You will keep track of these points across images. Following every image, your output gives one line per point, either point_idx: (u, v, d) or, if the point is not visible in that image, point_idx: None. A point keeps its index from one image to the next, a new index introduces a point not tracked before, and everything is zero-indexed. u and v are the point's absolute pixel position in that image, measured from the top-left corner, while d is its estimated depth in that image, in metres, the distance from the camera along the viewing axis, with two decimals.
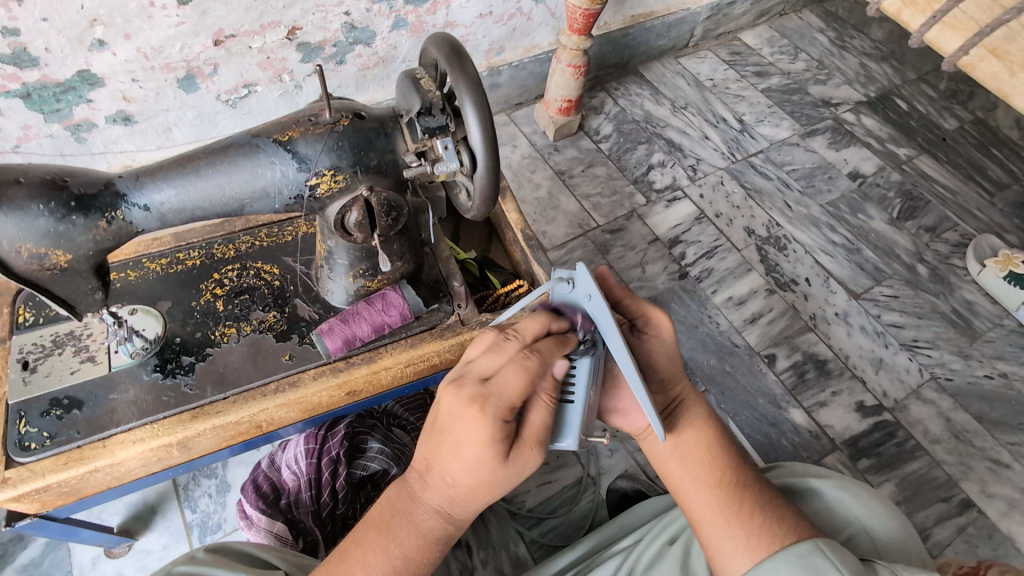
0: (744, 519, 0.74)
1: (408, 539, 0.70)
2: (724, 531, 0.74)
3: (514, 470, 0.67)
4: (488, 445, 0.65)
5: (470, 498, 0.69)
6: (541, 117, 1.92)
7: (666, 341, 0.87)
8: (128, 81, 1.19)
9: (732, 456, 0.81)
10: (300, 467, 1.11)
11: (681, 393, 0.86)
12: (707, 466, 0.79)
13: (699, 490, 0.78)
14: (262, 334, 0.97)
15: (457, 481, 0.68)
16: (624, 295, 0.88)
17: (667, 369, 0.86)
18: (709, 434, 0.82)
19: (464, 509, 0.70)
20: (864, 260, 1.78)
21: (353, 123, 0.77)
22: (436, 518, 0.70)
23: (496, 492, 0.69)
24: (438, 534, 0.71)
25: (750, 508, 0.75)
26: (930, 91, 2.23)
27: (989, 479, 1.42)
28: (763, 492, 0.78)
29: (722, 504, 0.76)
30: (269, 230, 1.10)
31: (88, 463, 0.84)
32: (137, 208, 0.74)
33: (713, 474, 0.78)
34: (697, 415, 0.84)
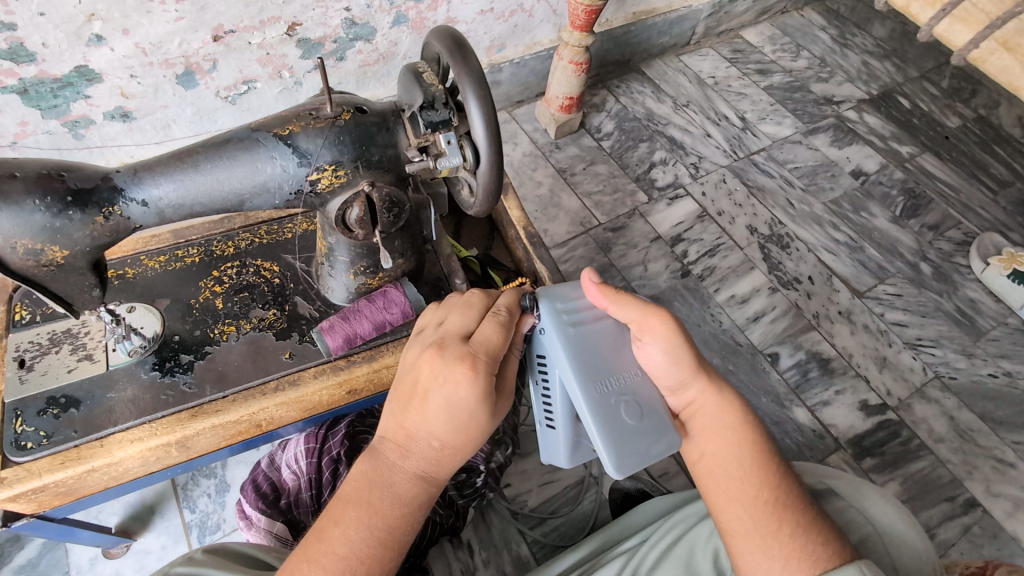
0: (779, 541, 0.67)
1: (396, 507, 0.68)
2: (759, 549, 0.68)
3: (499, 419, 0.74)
4: (480, 400, 0.69)
5: (455, 458, 0.71)
6: (543, 114, 1.91)
7: (667, 349, 0.77)
8: (127, 76, 1.18)
9: (774, 470, 0.73)
10: (300, 467, 1.09)
11: (706, 396, 0.79)
12: (742, 479, 0.72)
13: (731, 503, 0.72)
14: (262, 332, 0.96)
15: (451, 442, 0.70)
16: (613, 301, 0.79)
17: (680, 372, 0.78)
18: (745, 441, 0.75)
19: (449, 469, 0.72)
20: (867, 258, 1.78)
21: (354, 117, 0.76)
22: (419, 485, 0.70)
23: (477, 446, 0.73)
24: (422, 500, 0.70)
25: (791, 529, 0.68)
26: (932, 90, 2.22)
27: (994, 479, 1.41)
28: (806, 515, 0.70)
29: (753, 522, 0.69)
30: (269, 228, 1.10)
31: (85, 463, 0.83)
32: (135, 203, 0.73)
33: (747, 490, 0.71)
34: (728, 419, 0.77)
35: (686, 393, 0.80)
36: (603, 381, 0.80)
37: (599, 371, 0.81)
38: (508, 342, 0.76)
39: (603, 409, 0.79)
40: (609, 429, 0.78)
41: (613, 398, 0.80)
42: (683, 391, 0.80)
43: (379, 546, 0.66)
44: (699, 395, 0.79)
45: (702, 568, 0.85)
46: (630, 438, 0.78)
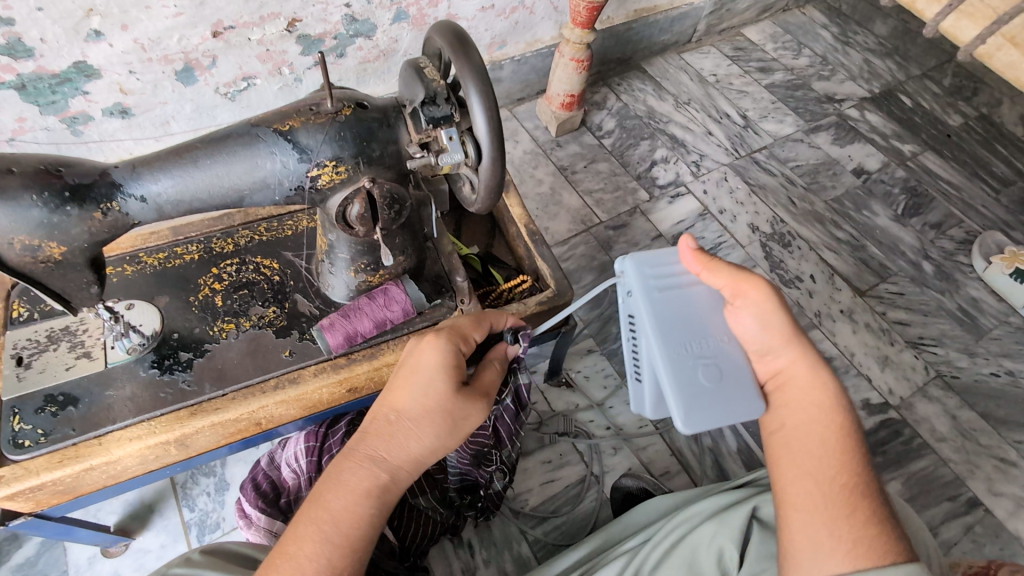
0: (839, 522, 0.64)
1: (344, 486, 0.69)
2: (824, 526, 0.64)
3: (462, 406, 0.75)
4: (436, 366, 0.75)
5: (412, 436, 0.73)
6: (544, 112, 1.90)
7: (761, 316, 0.78)
8: (126, 72, 1.17)
9: (859, 461, 0.69)
10: (300, 466, 1.06)
11: (796, 365, 0.77)
12: (821, 456, 0.69)
13: (801, 478, 0.68)
14: (261, 330, 0.96)
15: (404, 413, 0.73)
16: (705, 268, 0.82)
17: (772, 337, 0.78)
18: (831, 425, 0.71)
19: (403, 451, 0.72)
20: (869, 256, 1.77)
21: (355, 113, 0.75)
22: (374, 468, 0.70)
23: (437, 427, 0.73)
24: (373, 483, 0.70)
25: (863, 517, 0.64)
26: (934, 88, 2.21)
27: (996, 478, 1.41)
28: (883, 509, 0.65)
29: (820, 499, 0.66)
30: (269, 225, 1.09)
31: (83, 461, 0.83)
32: (134, 199, 0.72)
33: (824, 469, 0.68)
34: (819, 398, 0.74)
35: (773, 361, 0.79)
36: (685, 344, 0.85)
37: (683, 336, 0.85)
38: (478, 328, 0.84)
39: (681, 368, 0.84)
40: (685, 389, 0.83)
41: (693, 359, 0.84)
42: (770, 359, 0.79)
43: (328, 537, 0.66)
44: (785, 364, 0.78)
45: (707, 568, 0.85)
46: (706, 397, 0.83)
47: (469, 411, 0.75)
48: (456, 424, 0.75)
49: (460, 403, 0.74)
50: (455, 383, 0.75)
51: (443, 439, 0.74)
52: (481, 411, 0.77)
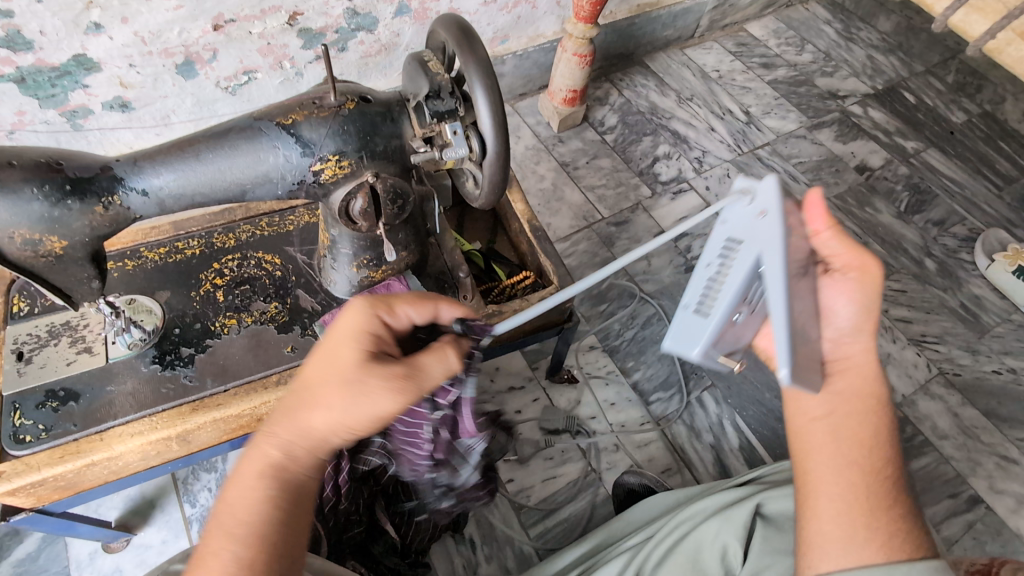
0: (873, 521, 0.62)
1: (243, 467, 0.65)
2: (860, 520, 0.62)
3: (362, 378, 0.65)
4: (347, 337, 0.69)
5: (308, 412, 0.65)
6: (546, 107, 1.90)
7: (856, 302, 0.70)
8: (126, 66, 1.16)
9: (894, 450, 0.66)
10: None
11: (862, 351, 0.69)
12: (862, 447, 0.65)
13: (840, 469, 0.65)
14: (263, 325, 0.95)
15: (307, 387, 0.67)
16: (830, 226, 0.72)
17: (863, 325, 0.69)
18: (871, 410, 0.67)
19: (301, 428, 0.66)
20: (872, 253, 1.76)
21: (358, 107, 0.74)
22: (276, 451, 0.65)
23: (334, 402, 0.64)
24: (268, 463, 0.64)
25: (894, 510, 0.63)
26: (938, 84, 2.20)
27: (998, 475, 1.41)
28: (908, 500, 0.65)
29: (857, 492, 0.63)
30: (270, 220, 1.08)
31: (85, 457, 0.82)
32: (135, 192, 0.71)
33: (866, 461, 0.65)
34: (863, 380, 0.68)
35: (845, 348, 0.70)
36: (796, 287, 0.65)
37: (796, 280, 0.65)
38: (415, 303, 0.75)
39: (794, 311, 0.63)
40: (796, 336, 0.62)
41: (799, 310, 0.64)
42: (846, 344, 0.70)
43: (230, 524, 0.61)
44: (854, 353, 0.69)
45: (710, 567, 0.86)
46: (804, 349, 0.63)
47: (373, 384, 0.65)
48: (358, 400, 0.64)
49: (358, 375, 0.65)
50: (358, 354, 0.67)
51: (344, 415, 0.65)
52: (390, 390, 0.65)
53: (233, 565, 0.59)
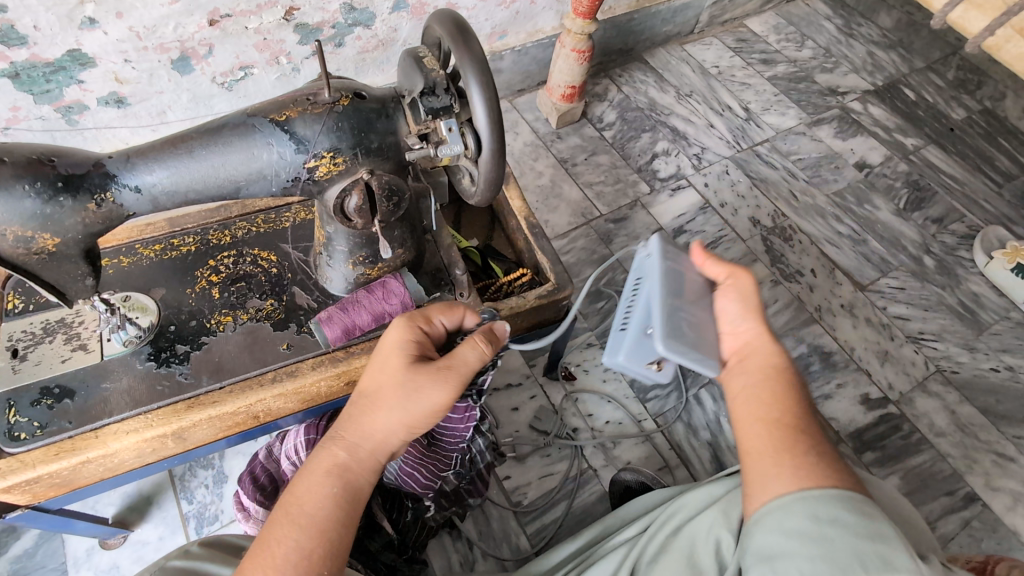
0: (785, 456, 0.67)
1: (309, 469, 0.71)
2: (768, 465, 0.68)
3: (414, 378, 0.73)
4: (394, 345, 0.77)
5: (367, 415, 0.73)
6: (545, 103, 1.89)
7: (740, 304, 0.82)
8: (121, 61, 1.16)
9: (803, 409, 0.72)
10: (299, 459, 1.02)
11: (758, 339, 0.80)
12: (768, 406, 0.72)
13: (753, 425, 0.72)
14: (259, 322, 0.95)
15: (364, 395, 0.75)
16: (702, 258, 0.87)
17: (750, 321, 0.81)
18: (779, 379, 0.75)
19: (363, 431, 0.73)
20: (871, 251, 1.76)
21: (353, 103, 0.74)
22: (337, 450, 0.72)
23: (390, 403, 0.73)
24: (334, 464, 0.71)
25: (801, 449, 0.67)
26: (938, 81, 2.19)
27: (995, 473, 1.41)
28: (823, 446, 0.69)
29: (765, 442, 0.69)
30: (266, 216, 1.08)
31: (80, 454, 0.82)
32: (128, 189, 0.70)
33: (772, 414, 0.71)
34: (772, 357, 0.77)
35: (743, 337, 0.81)
36: (681, 297, 0.81)
37: (681, 294, 0.82)
38: (446, 312, 0.84)
39: (672, 311, 0.78)
40: (671, 322, 0.78)
41: (682, 310, 0.80)
42: (739, 333, 0.81)
43: (300, 521, 0.67)
44: (750, 339, 0.80)
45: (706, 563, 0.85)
46: (687, 335, 0.78)
47: (424, 384, 0.73)
48: (412, 397, 0.73)
49: (409, 374, 0.74)
50: (406, 359, 0.75)
51: (399, 413, 0.73)
52: (436, 385, 0.73)
53: (301, 554, 0.65)
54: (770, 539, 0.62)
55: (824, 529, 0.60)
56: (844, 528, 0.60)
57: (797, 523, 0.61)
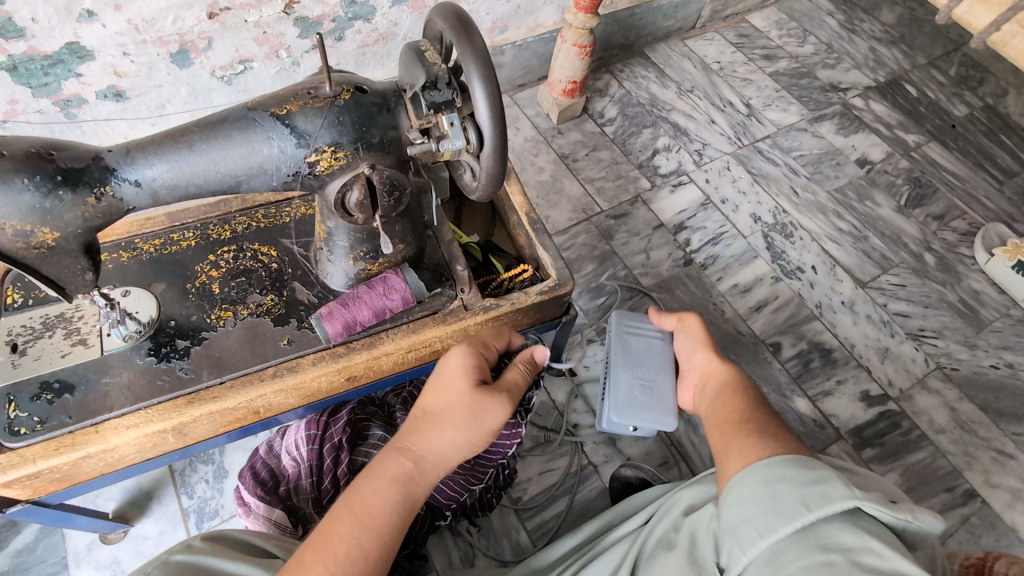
0: (737, 440, 0.82)
1: (372, 478, 0.76)
2: (727, 452, 0.82)
3: (479, 398, 0.80)
4: (456, 367, 0.83)
5: (432, 431, 0.79)
6: (545, 98, 1.88)
7: (692, 337, 1.07)
8: (120, 54, 1.15)
9: (757, 410, 0.87)
10: (301, 454, 1.03)
11: (710, 362, 1.02)
12: (727, 413, 0.89)
13: (718, 432, 0.88)
14: (259, 318, 0.95)
15: (429, 410, 0.81)
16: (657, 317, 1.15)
17: (699, 349, 1.05)
18: (727, 391, 0.93)
19: (430, 444, 0.79)
20: (872, 247, 1.76)
21: (354, 97, 0.73)
22: (401, 462, 0.77)
23: (454, 422, 0.79)
24: (400, 472, 0.77)
25: (749, 431, 0.82)
26: (940, 77, 2.18)
27: (994, 469, 1.41)
28: (774, 430, 0.81)
29: (723, 439, 0.85)
30: (266, 211, 1.07)
31: (80, 449, 0.82)
32: (127, 183, 0.70)
33: (729, 419, 0.87)
34: (720, 377, 0.98)
35: (698, 366, 1.05)
36: (636, 368, 1.12)
37: (635, 365, 1.12)
38: (498, 339, 0.92)
39: (626, 383, 1.11)
40: (625, 391, 1.11)
41: (635, 381, 1.11)
42: (692, 361, 1.06)
43: (363, 525, 0.72)
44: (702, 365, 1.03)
45: None
46: (638, 398, 1.10)
47: (486, 404, 0.80)
48: (476, 416, 0.79)
49: (476, 396, 0.79)
50: (469, 380, 0.81)
51: (461, 432, 0.79)
52: (497, 406, 0.80)
53: (361, 552, 0.71)
54: (734, 513, 0.71)
55: (772, 486, 0.69)
56: (788, 481, 0.68)
57: (753, 489, 0.71)
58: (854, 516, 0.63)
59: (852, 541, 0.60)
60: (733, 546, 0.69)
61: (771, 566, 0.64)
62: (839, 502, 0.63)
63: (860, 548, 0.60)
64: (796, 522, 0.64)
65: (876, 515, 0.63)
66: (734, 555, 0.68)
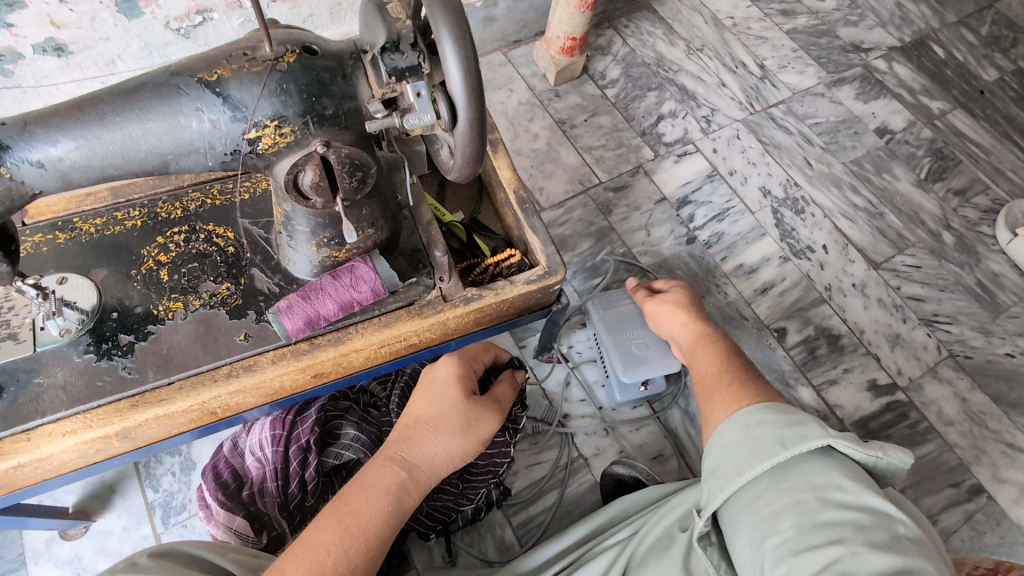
0: (716, 388, 0.83)
1: (365, 483, 0.72)
2: (707, 402, 0.83)
3: (473, 408, 0.82)
4: (452, 378, 0.84)
5: (429, 438, 0.78)
6: (542, 57, 1.72)
7: (659, 305, 1.06)
8: (56, 2, 1.00)
9: (735, 357, 0.89)
10: (265, 455, 0.95)
11: (679, 322, 1.01)
12: (705, 360, 0.91)
13: (697, 381, 0.89)
14: (213, 310, 0.85)
15: (421, 419, 0.79)
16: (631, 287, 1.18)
17: (664, 311, 1.05)
18: (704, 343, 0.94)
19: (425, 455, 0.77)
20: (887, 225, 1.64)
21: (301, 60, 0.61)
22: (396, 467, 0.74)
23: (451, 431, 0.79)
24: (394, 483, 0.73)
25: (727, 379, 0.83)
26: (971, 37, 2.01)
27: (1003, 464, 1.35)
28: (751, 377, 0.83)
29: (704, 385, 0.86)
30: (223, 186, 0.96)
31: (11, 459, 0.74)
32: (29, 163, 0.59)
33: (707, 368, 0.89)
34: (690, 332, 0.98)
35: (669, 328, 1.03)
36: (627, 333, 1.22)
37: (625, 332, 1.22)
38: (486, 353, 0.95)
39: (624, 347, 1.21)
40: (625, 353, 1.20)
41: (631, 342, 1.21)
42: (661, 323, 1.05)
43: (353, 530, 0.67)
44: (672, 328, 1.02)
45: None
46: (640, 354, 1.20)
47: (482, 415, 0.82)
48: (470, 425, 0.81)
49: (473, 405, 0.82)
50: (463, 391, 0.83)
51: (457, 441, 0.79)
52: (491, 416, 0.83)
53: (350, 559, 0.65)
54: (713, 459, 0.72)
55: (751, 431, 0.70)
56: (767, 425, 0.70)
57: (733, 435, 0.72)
58: (827, 454, 0.66)
59: (821, 479, 0.63)
60: (712, 487, 0.70)
61: (746, 508, 0.66)
62: (814, 440, 0.65)
63: (828, 485, 0.63)
64: (772, 461, 0.66)
65: (847, 452, 0.66)
66: (713, 494, 0.70)
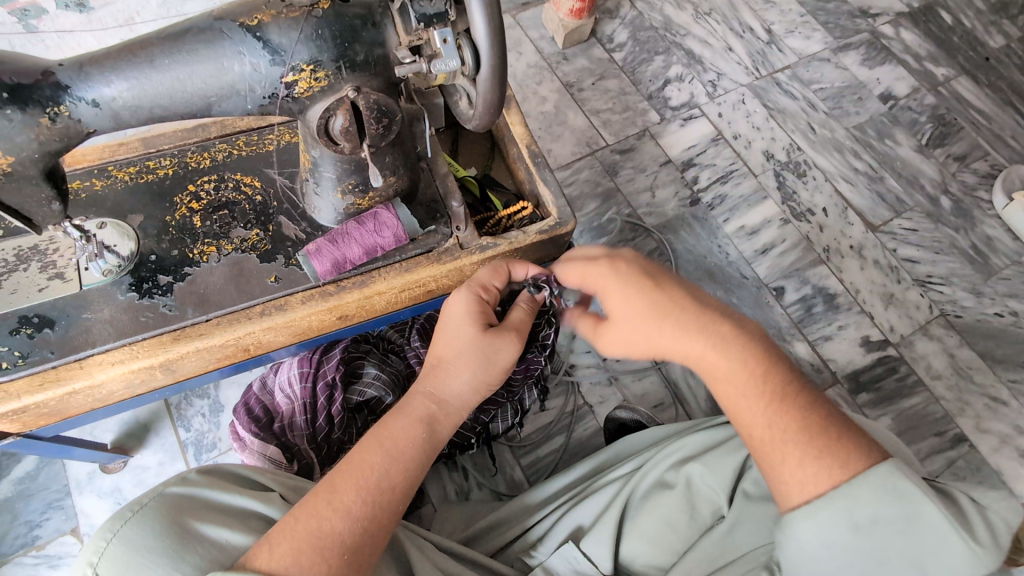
0: (778, 450, 0.64)
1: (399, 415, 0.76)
2: (776, 466, 0.64)
3: (491, 341, 0.81)
4: (468, 316, 0.83)
5: (453, 374, 0.79)
6: (551, 19, 1.73)
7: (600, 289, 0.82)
8: None
9: (771, 377, 0.68)
10: (294, 392, 1.02)
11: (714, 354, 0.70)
12: (772, 415, 0.65)
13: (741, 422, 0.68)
14: (244, 254, 0.90)
15: (444, 356, 0.81)
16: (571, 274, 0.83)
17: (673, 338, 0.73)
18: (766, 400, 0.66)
19: (451, 390, 0.79)
20: (886, 189, 1.68)
21: (334, 7, 0.65)
22: (427, 402, 0.78)
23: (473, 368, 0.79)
24: (424, 413, 0.77)
25: (794, 434, 0.63)
26: (979, 3, 2.01)
27: (985, 415, 1.42)
28: (812, 412, 0.65)
29: (758, 436, 0.66)
30: (248, 137, 1.00)
31: (65, 384, 0.80)
32: (84, 103, 0.63)
33: (772, 423, 0.65)
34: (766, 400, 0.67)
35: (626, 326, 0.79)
36: None
37: None
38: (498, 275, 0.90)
39: None
40: None
41: None
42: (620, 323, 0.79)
43: (388, 453, 0.72)
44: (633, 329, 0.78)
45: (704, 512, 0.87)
46: None
47: (500, 346, 0.82)
48: (490, 359, 0.81)
49: (490, 336, 0.81)
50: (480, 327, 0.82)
51: (479, 376, 0.80)
52: (509, 344, 0.82)
53: (387, 481, 0.70)
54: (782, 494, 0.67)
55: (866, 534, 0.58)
56: (887, 530, 0.58)
57: (835, 532, 0.59)
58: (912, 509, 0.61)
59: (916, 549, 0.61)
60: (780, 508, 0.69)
61: None
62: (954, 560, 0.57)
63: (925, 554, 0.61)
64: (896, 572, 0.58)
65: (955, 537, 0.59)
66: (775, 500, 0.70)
